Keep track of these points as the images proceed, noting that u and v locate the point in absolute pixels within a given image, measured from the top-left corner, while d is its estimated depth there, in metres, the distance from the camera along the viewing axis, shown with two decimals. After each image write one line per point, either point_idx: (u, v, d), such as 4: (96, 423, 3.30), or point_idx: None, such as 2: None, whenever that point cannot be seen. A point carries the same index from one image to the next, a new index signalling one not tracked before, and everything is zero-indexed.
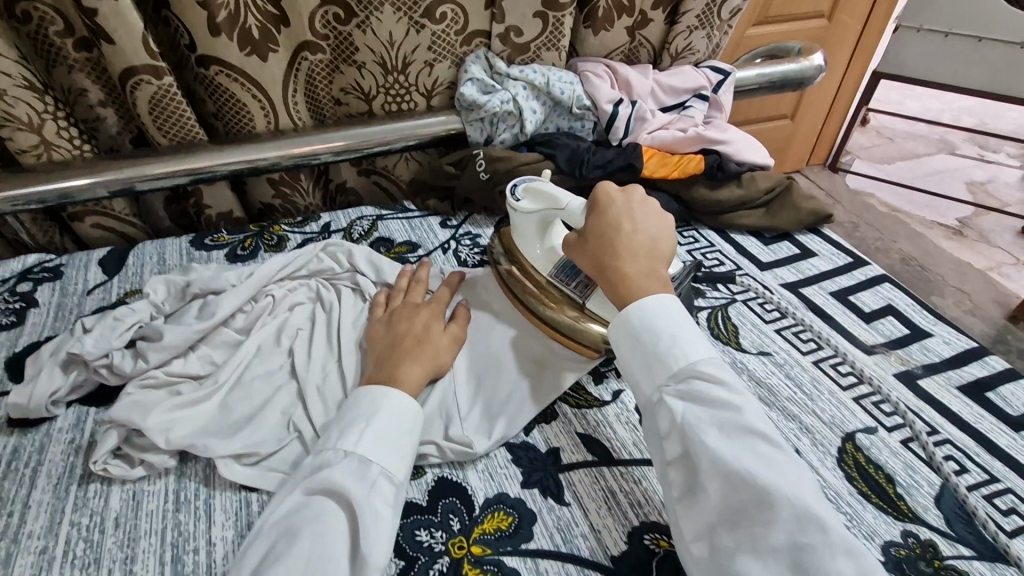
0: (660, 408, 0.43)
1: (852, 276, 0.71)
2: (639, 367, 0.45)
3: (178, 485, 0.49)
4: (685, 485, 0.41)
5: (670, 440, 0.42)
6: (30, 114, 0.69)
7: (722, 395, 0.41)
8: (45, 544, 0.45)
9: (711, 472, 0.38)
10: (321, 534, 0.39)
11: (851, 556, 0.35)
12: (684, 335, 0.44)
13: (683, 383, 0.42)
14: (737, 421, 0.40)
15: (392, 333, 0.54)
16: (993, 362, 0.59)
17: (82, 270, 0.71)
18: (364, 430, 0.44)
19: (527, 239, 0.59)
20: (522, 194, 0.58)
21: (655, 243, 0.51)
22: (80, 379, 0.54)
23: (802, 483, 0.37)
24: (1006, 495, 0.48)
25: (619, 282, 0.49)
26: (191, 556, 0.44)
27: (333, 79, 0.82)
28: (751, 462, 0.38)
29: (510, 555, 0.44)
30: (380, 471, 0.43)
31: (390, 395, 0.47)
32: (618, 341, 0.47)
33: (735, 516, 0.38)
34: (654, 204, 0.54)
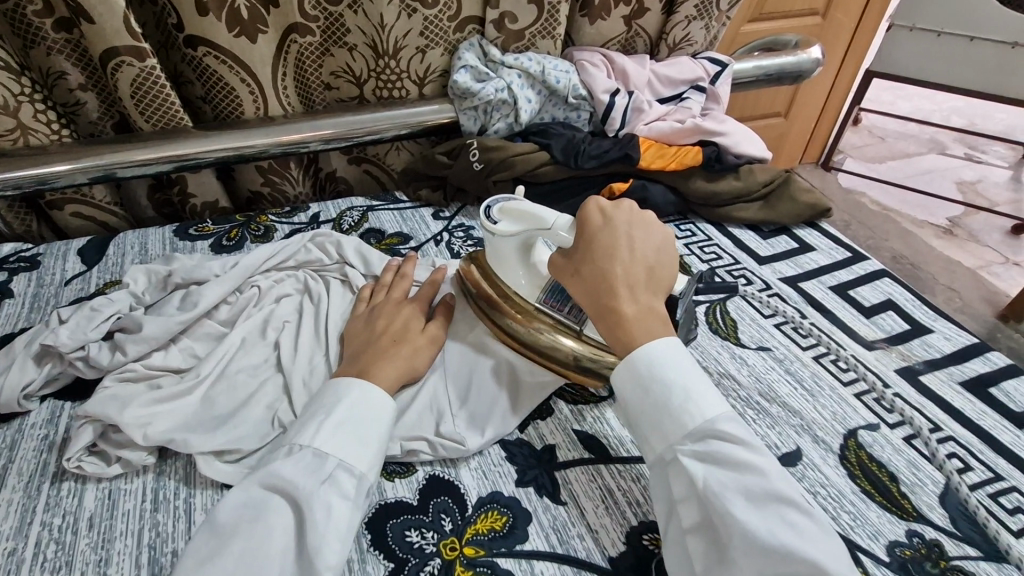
0: (676, 472, 0.40)
1: (851, 271, 0.70)
2: (648, 422, 0.42)
3: (157, 484, 0.46)
4: (709, 557, 0.37)
5: (687, 506, 0.39)
6: (5, 97, 0.67)
7: (743, 457, 0.38)
8: (13, 546, 0.42)
9: (740, 546, 0.35)
10: (261, 529, 0.37)
11: None
12: (696, 387, 0.41)
13: (699, 443, 0.39)
14: (762, 485, 0.37)
15: (370, 330, 0.53)
16: (994, 359, 0.58)
17: (59, 260, 0.69)
18: (323, 422, 0.43)
19: (506, 264, 0.56)
20: (499, 216, 0.55)
21: (653, 270, 0.48)
22: (54, 372, 0.52)
23: (834, 554, 0.35)
24: (1011, 493, 0.47)
25: (615, 321, 0.45)
26: (168, 558, 0.42)
27: (323, 63, 0.80)
28: (783, 535, 0.35)
29: (505, 557, 0.42)
30: (337, 464, 0.41)
31: (354, 387, 0.45)
32: (625, 390, 0.43)
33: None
34: (650, 221, 0.50)
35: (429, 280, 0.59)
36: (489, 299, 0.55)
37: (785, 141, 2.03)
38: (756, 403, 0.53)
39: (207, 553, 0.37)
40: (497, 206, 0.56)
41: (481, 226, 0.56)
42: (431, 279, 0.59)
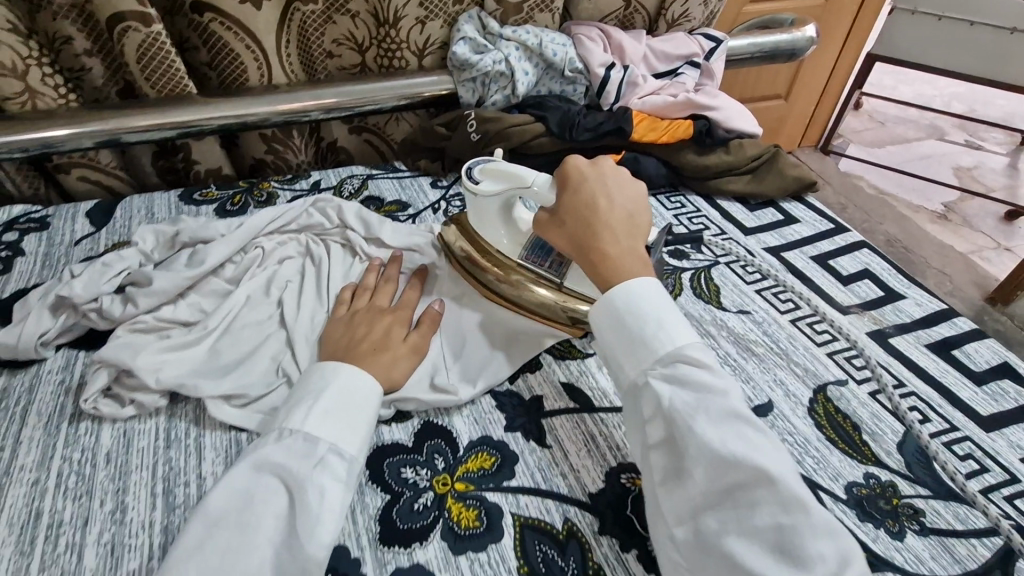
0: (644, 392, 0.42)
1: (832, 241, 0.72)
2: (622, 351, 0.44)
3: (169, 424, 0.50)
4: (667, 470, 0.40)
5: (654, 425, 0.41)
6: (12, 59, 0.68)
7: (706, 379, 0.40)
8: (37, 477, 0.45)
9: (696, 460, 0.38)
10: (248, 517, 0.38)
11: (833, 539, 0.34)
12: (667, 317, 0.44)
13: (666, 365, 0.42)
14: (721, 404, 0.39)
15: (349, 334, 0.52)
16: (960, 323, 0.61)
17: (68, 221, 0.71)
18: (312, 406, 0.44)
19: (488, 222, 0.58)
20: (479, 176, 0.57)
21: (631, 218, 0.51)
22: (69, 322, 0.54)
23: (786, 465, 0.37)
24: (964, 442, 0.50)
25: (600, 260, 0.48)
26: (181, 489, 0.45)
27: (325, 31, 0.81)
28: (738, 445, 0.37)
29: (492, 491, 0.46)
30: (328, 447, 0.43)
31: (342, 371, 0.47)
32: (600, 321, 0.46)
33: (720, 500, 0.37)
34: (624, 176, 0.54)
35: (409, 284, 0.59)
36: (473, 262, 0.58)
37: (784, 124, 2.04)
38: (733, 359, 0.56)
39: (197, 542, 0.38)
40: (478, 165, 0.57)
41: (463, 185, 0.57)
42: (411, 284, 0.59)
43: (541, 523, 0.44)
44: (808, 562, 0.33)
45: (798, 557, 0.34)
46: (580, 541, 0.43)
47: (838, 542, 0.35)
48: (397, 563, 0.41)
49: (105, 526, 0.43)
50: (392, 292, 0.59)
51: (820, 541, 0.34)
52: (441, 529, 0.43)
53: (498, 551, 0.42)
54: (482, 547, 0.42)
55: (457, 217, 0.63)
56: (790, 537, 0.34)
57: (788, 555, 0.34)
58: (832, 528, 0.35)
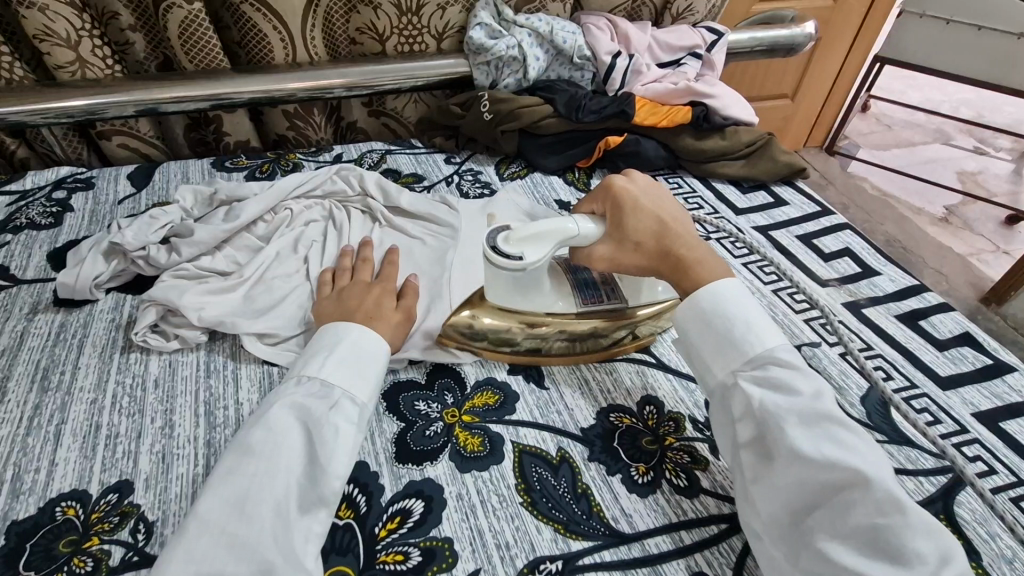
0: (735, 394, 0.45)
1: (818, 223, 0.78)
2: (714, 354, 0.48)
3: (208, 357, 0.56)
4: (757, 468, 0.43)
5: (743, 424, 0.44)
6: (68, 31, 0.74)
7: (796, 382, 0.43)
8: (95, 396, 0.52)
9: (789, 460, 0.40)
10: (273, 447, 0.42)
11: (932, 538, 0.36)
12: (754, 318, 0.48)
13: (758, 368, 0.45)
14: (814, 407, 0.42)
15: (342, 308, 0.54)
16: (929, 297, 0.67)
17: (111, 182, 0.77)
18: (327, 359, 0.48)
19: (537, 292, 0.56)
20: (518, 253, 0.52)
21: (688, 221, 0.56)
22: (119, 267, 0.61)
23: (883, 468, 0.39)
24: (922, 398, 0.56)
25: (691, 271, 0.51)
26: (221, 410, 0.51)
27: (350, 18, 0.87)
28: (832, 449, 0.40)
29: (495, 423, 0.52)
30: (342, 393, 0.47)
31: (353, 326, 0.51)
32: (690, 324, 0.49)
33: (815, 500, 0.39)
34: (663, 187, 0.58)
35: (386, 260, 0.61)
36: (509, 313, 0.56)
37: (789, 122, 2.07)
38: None
39: (227, 469, 0.42)
40: (501, 235, 0.53)
41: (505, 268, 0.52)
42: (387, 258, 0.61)
43: (538, 450, 0.50)
44: (908, 560, 0.35)
45: (895, 554, 0.36)
46: (571, 465, 0.49)
47: (935, 540, 0.36)
48: (410, 476, 0.47)
49: (155, 438, 0.49)
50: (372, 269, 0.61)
51: (919, 539, 0.36)
52: (448, 452, 0.49)
53: (498, 471, 0.48)
54: (485, 467, 0.48)
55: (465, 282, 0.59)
56: (886, 535, 0.36)
57: (886, 552, 0.36)
58: (928, 527, 0.37)
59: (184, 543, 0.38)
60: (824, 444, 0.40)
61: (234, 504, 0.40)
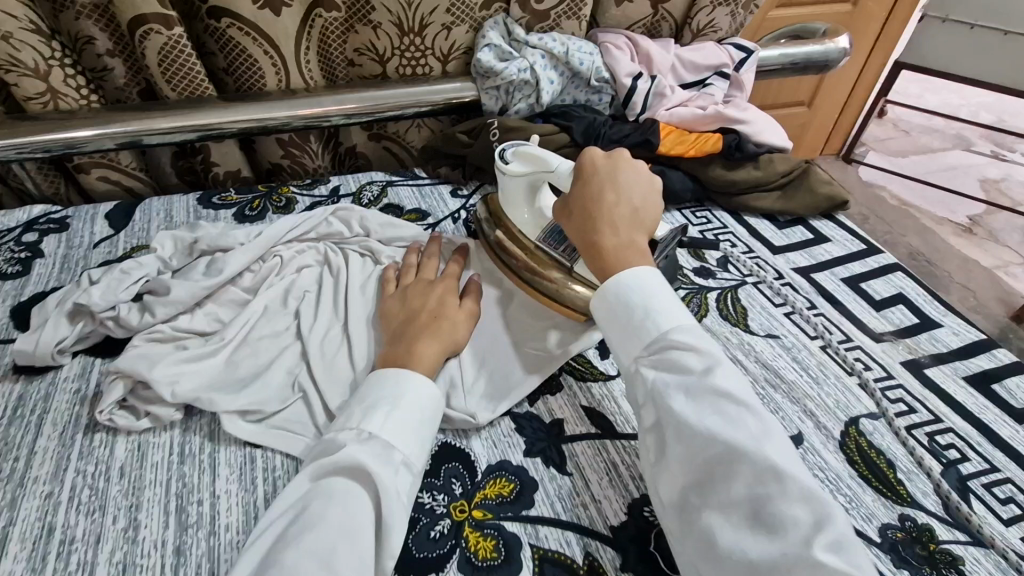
0: (636, 379, 0.43)
1: (864, 263, 0.71)
2: (619, 337, 0.45)
3: (183, 438, 0.49)
4: (654, 451, 0.40)
5: (645, 409, 0.42)
6: (36, 60, 0.68)
7: (688, 361, 0.40)
8: (51, 489, 0.45)
9: (677, 437, 0.38)
10: (336, 522, 0.38)
11: (811, 505, 0.34)
12: (655, 300, 0.44)
13: (655, 352, 0.42)
14: (702, 383, 0.39)
15: (407, 308, 0.54)
16: (999, 355, 0.60)
17: (87, 222, 0.71)
18: (389, 413, 0.44)
19: (515, 205, 0.61)
20: (511, 159, 0.61)
21: (636, 213, 0.52)
22: (86, 329, 0.54)
23: (770, 440, 0.36)
24: (1005, 484, 0.49)
25: (595, 254, 0.49)
26: (194, 507, 0.44)
27: (347, 39, 0.80)
28: (714, 422, 0.37)
29: (511, 521, 0.44)
30: (402, 459, 0.42)
31: (416, 380, 0.46)
32: (598, 310, 0.47)
33: (702, 478, 0.36)
34: (641, 173, 0.54)
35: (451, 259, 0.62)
36: (501, 244, 0.61)
37: (807, 133, 1.99)
38: (761, 387, 0.54)
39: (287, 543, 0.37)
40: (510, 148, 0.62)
41: (496, 166, 0.62)
42: (455, 257, 0.62)
43: (561, 557, 0.42)
44: (783, 529, 0.33)
45: (772, 524, 0.33)
46: None
47: (817, 507, 0.34)
48: None
49: (116, 545, 0.42)
50: (437, 267, 0.61)
51: (797, 507, 0.34)
52: (457, 559, 0.42)
53: None
54: None
55: (489, 198, 0.67)
56: (764, 505, 0.34)
57: (763, 524, 0.34)
58: (811, 495, 0.34)
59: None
60: (708, 417, 0.37)
61: (322, 559, 0.36)
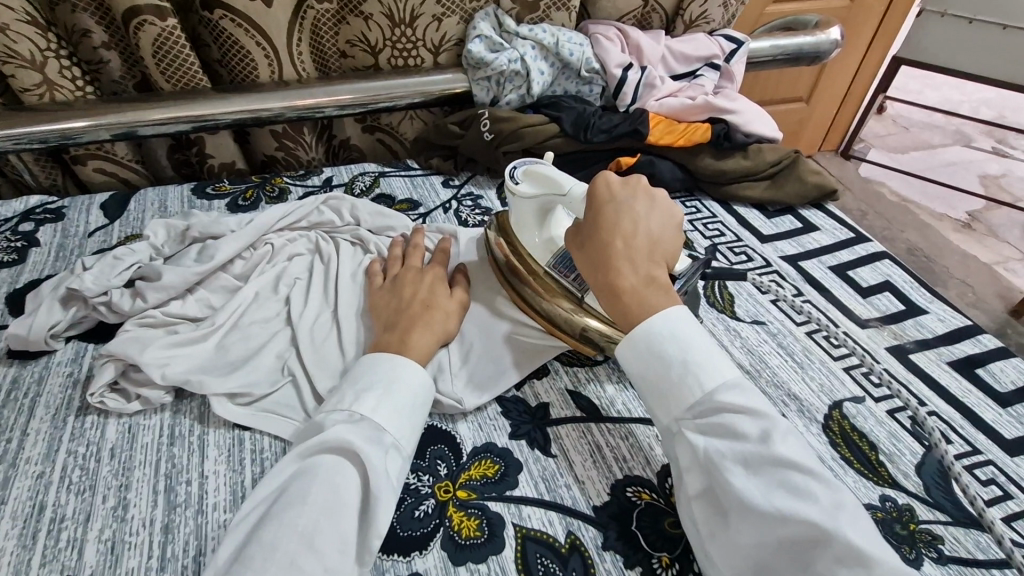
0: (681, 443, 0.42)
1: (852, 251, 0.71)
2: (654, 391, 0.43)
3: (173, 421, 0.50)
4: (712, 523, 0.39)
5: (692, 474, 0.41)
6: (32, 51, 0.69)
7: (741, 427, 0.39)
8: (42, 469, 0.46)
9: (741, 515, 0.37)
10: (325, 501, 0.38)
11: None
12: (696, 355, 0.42)
13: (701, 415, 0.41)
14: (759, 453, 0.38)
15: (397, 299, 0.55)
16: (985, 341, 0.60)
17: (83, 212, 0.71)
18: (380, 397, 0.44)
19: (525, 227, 0.58)
20: (521, 179, 0.57)
21: (656, 243, 0.50)
22: (79, 314, 0.55)
23: (841, 513, 0.35)
24: (987, 466, 0.49)
25: (620, 294, 0.47)
26: (183, 487, 0.45)
27: (339, 31, 0.81)
28: (782, 499, 0.36)
29: (495, 500, 0.45)
30: (391, 441, 0.43)
31: (410, 366, 0.47)
32: (629, 363, 0.45)
33: (775, 558, 0.36)
34: (658, 198, 0.52)
35: (437, 248, 0.62)
36: (506, 260, 0.58)
37: (804, 128, 1.99)
38: (746, 372, 0.54)
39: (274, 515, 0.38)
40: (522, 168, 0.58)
41: (505, 186, 0.58)
42: (441, 247, 0.62)
43: (543, 535, 0.43)
44: None
45: None
46: (582, 555, 0.42)
47: None
48: (395, 571, 0.41)
49: (105, 522, 0.43)
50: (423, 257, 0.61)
51: None
52: (440, 537, 0.43)
53: (497, 563, 0.41)
54: (481, 559, 0.41)
55: (498, 216, 0.63)
56: None
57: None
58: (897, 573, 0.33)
59: (248, 572, 0.35)
60: (774, 494, 0.36)
61: (305, 534, 0.36)
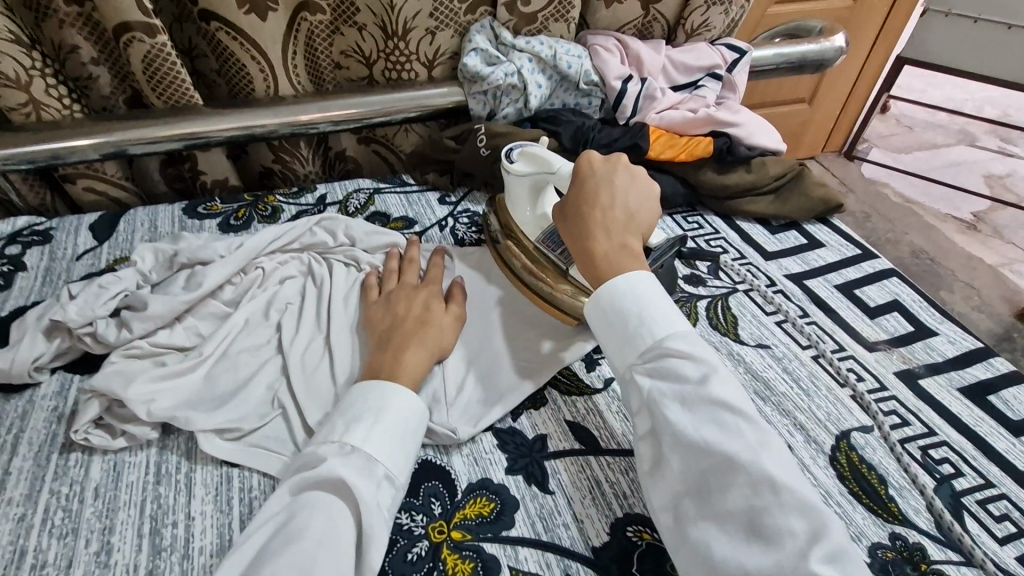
0: (632, 386, 0.43)
1: (858, 269, 0.69)
2: (614, 341, 0.45)
3: (160, 457, 0.48)
4: (651, 461, 0.41)
5: (640, 416, 0.42)
6: (16, 71, 0.67)
7: (686, 370, 0.40)
8: (23, 511, 0.44)
9: (674, 448, 0.38)
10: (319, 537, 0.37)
11: (807, 515, 0.34)
12: (652, 308, 0.44)
13: (652, 359, 0.42)
14: (697, 393, 0.39)
15: (391, 314, 0.54)
16: (996, 364, 0.58)
17: (71, 234, 0.70)
18: (373, 426, 0.43)
19: (518, 204, 0.62)
20: (517, 158, 0.61)
21: (632, 215, 0.52)
22: (64, 346, 0.53)
23: (765, 450, 0.37)
24: (1000, 501, 0.47)
25: (590, 254, 0.49)
26: (169, 529, 0.44)
27: (333, 41, 0.79)
28: (711, 434, 0.37)
29: (490, 542, 0.43)
30: (385, 472, 0.41)
31: (400, 392, 0.45)
32: (592, 316, 0.47)
33: (700, 489, 0.37)
34: (637, 175, 0.54)
35: (431, 262, 0.62)
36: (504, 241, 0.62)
37: (807, 130, 1.97)
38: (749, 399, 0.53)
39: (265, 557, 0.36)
40: (517, 147, 0.62)
41: (501, 165, 0.62)
42: (433, 260, 0.61)
43: None
44: (777, 540, 0.34)
45: (768, 536, 0.34)
46: None
47: (814, 518, 0.35)
48: None
49: (88, 569, 0.41)
50: (418, 272, 0.61)
51: (793, 519, 0.34)
52: None
53: None
54: None
55: (497, 198, 0.68)
56: (761, 517, 0.35)
57: (760, 535, 0.34)
58: (808, 506, 0.35)
59: None
60: (704, 429, 0.38)
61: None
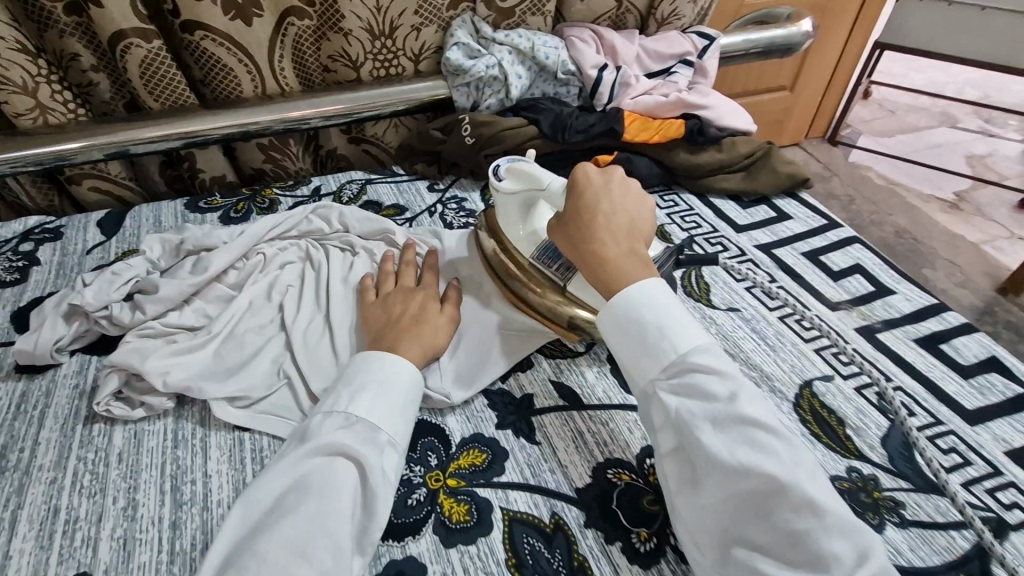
0: (656, 403, 0.44)
1: (824, 237, 0.74)
2: (632, 357, 0.46)
3: (176, 425, 0.52)
4: (682, 481, 0.42)
5: (664, 433, 0.43)
6: (23, 78, 0.71)
7: (713, 389, 0.41)
8: (54, 475, 0.48)
9: (709, 471, 0.39)
10: (322, 499, 0.40)
11: (848, 536, 0.36)
12: (669, 322, 0.45)
13: (674, 376, 0.43)
14: (727, 412, 0.40)
15: (388, 313, 0.56)
16: (949, 318, 0.63)
17: (80, 230, 0.74)
18: (375, 397, 0.47)
19: (509, 221, 0.61)
20: (505, 175, 0.60)
21: (633, 223, 0.53)
22: (82, 328, 0.57)
23: (800, 469, 0.38)
24: (948, 436, 0.52)
25: (602, 267, 0.50)
26: (188, 485, 0.48)
27: (320, 46, 0.83)
28: (746, 455, 0.38)
29: (483, 486, 0.48)
30: (388, 439, 0.45)
31: (399, 365, 0.49)
32: (609, 332, 0.48)
33: (738, 510, 0.38)
34: (633, 184, 0.55)
35: (426, 265, 0.63)
36: (496, 254, 0.61)
37: (788, 116, 2.02)
38: None
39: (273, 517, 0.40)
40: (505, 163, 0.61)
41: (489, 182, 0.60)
42: (427, 263, 0.63)
43: (529, 516, 0.46)
44: (825, 561, 0.35)
45: (815, 559, 0.35)
46: (566, 533, 0.45)
47: (855, 538, 0.36)
48: (390, 555, 0.44)
49: (116, 522, 0.45)
50: (415, 275, 0.62)
51: (838, 539, 0.36)
52: (432, 523, 0.45)
53: (486, 543, 0.44)
54: (471, 540, 0.44)
55: (486, 211, 0.66)
56: (805, 539, 0.36)
57: (805, 558, 0.36)
58: (849, 526, 0.36)
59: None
60: (739, 450, 0.39)
61: (296, 545, 0.38)
